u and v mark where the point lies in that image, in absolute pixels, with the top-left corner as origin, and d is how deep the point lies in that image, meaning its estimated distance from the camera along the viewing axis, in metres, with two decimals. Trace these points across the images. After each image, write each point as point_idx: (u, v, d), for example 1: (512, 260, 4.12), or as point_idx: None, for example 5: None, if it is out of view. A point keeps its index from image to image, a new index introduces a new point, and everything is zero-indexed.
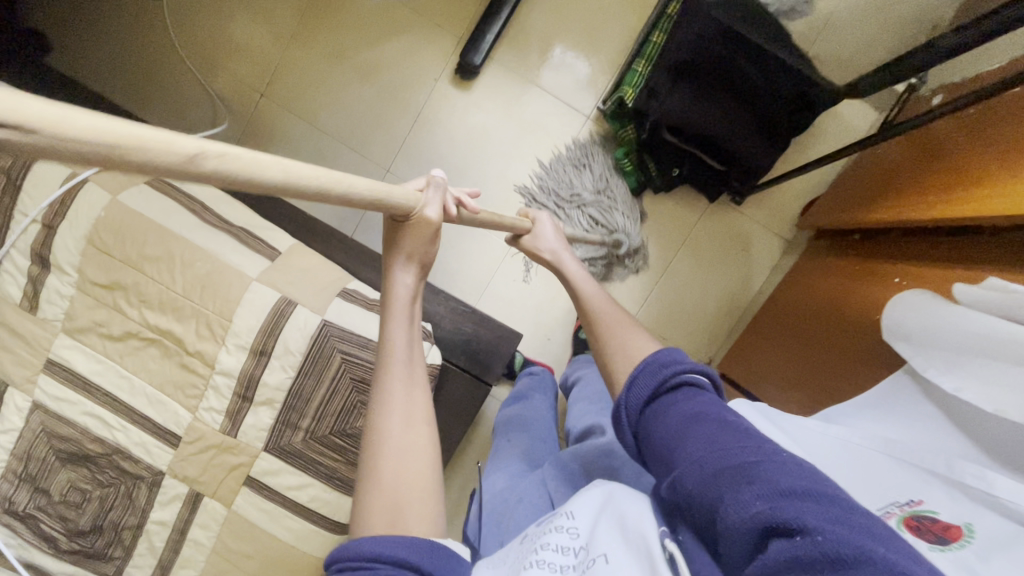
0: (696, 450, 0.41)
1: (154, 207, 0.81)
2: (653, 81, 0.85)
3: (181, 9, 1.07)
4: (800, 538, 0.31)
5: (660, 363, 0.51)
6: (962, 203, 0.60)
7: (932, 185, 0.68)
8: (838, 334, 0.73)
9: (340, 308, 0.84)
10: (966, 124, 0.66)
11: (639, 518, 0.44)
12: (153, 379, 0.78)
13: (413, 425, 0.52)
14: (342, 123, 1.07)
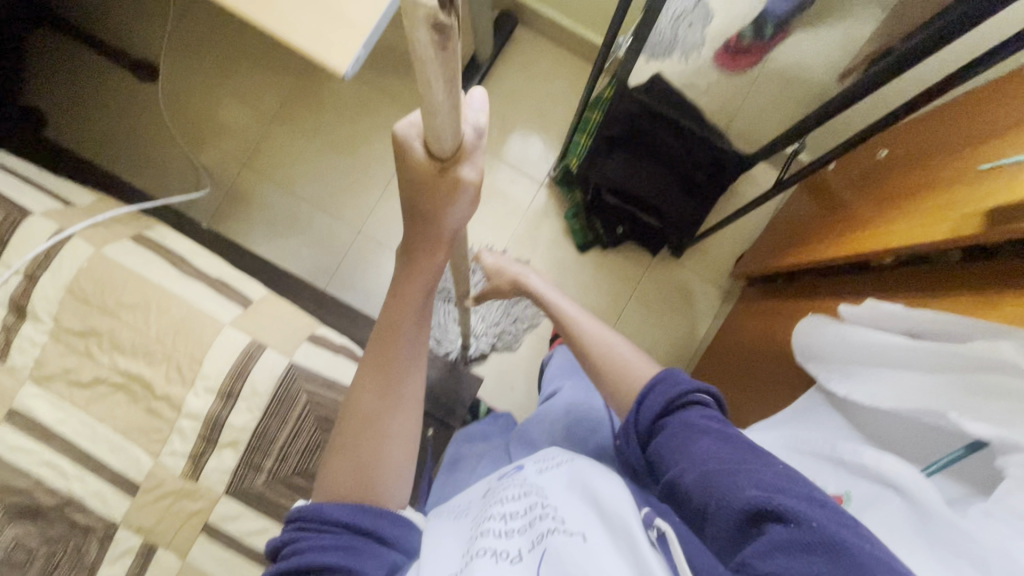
0: (694, 449, 0.48)
1: (134, 258, 0.85)
2: (593, 152, 1.05)
3: (174, 91, 1.24)
4: (796, 525, 0.38)
5: (669, 382, 0.55)
6: (868, 239, 0.72)
7: (846, 229, 0.81)
8: (767, 368, 0.83)
9: (308, 351, 0.85)
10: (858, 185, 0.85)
11: (619, 491, 0.48)
12: (118, 425, 0.80)
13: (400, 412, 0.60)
14: (317, 191, 1.24)
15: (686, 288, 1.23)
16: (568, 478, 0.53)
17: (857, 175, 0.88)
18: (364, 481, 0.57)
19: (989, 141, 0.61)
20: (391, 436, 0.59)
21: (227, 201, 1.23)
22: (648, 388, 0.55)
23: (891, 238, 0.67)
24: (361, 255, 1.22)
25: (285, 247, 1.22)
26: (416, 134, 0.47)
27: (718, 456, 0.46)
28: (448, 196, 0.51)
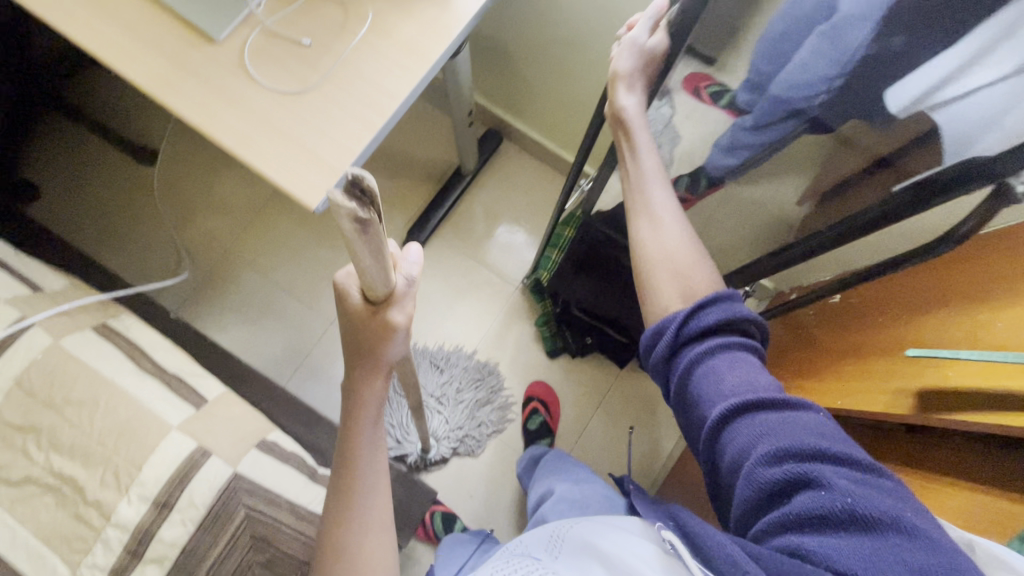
0: (732, 381, 0.49)
1: (91, 351, 0.84)
2: (560, 272, 1.08)
3: (170, 175, 1.29)
4: (825, 491, 0.39)
5: (726, 306, 0.54)
6: (830, 388, 0.73)
7: (813, 371, 0.82)
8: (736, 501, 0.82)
9: (255, 460, 0.83)
10: (828, 327, 0.87)
11: (626, 546, 0.47)
12: (40, 530, 0.76)
13: (370, 530, 0.56)
14: (295, 279, 1.26)
15: (654, 400, 1.23)
16: (570, 544, 0.53)
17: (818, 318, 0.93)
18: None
19: (926, 314, 0.65)
20: (366, 553, 0.55)
21: (204, 283, 1.24)
22: (702, 300, 0.54)
23: (852, 392, 0.68)
24: (330, 346, 1.22)
25: (255, 333, 1.22)
26: (352, 283, 0.47)
27: (756, 398, 0.46)
28: (380, 340, 0.49)
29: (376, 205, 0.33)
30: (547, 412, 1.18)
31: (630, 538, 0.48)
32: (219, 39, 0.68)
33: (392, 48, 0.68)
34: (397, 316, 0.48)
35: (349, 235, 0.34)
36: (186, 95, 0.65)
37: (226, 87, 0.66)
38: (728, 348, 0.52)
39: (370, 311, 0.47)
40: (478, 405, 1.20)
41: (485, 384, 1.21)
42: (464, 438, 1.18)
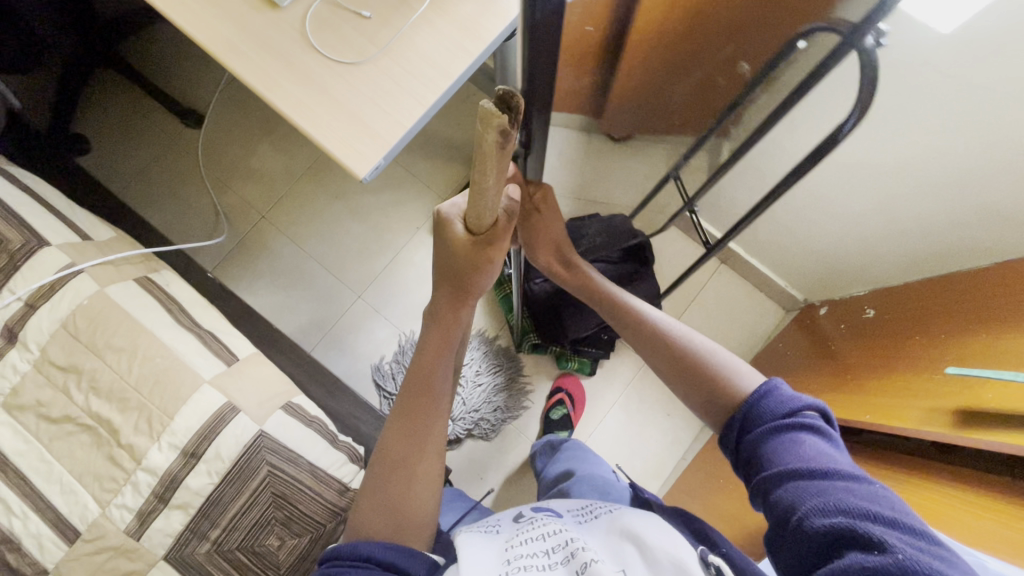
0: (788, 453, 0.50)
1: (133, 302, 0.87)
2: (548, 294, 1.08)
3: (213, 139, 1.32)
4: (878, 551, 0.38)
5: (781, 394, 0.56)
6: (868, 399, 0.73)
7: (854, 382, 0.81)
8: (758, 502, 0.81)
9: (281, 421, 0.85)
10: (874, 342, 0.86)
11: (664, 537, 0.48)
12: (75, 467, 0.79)
13: (424, 453, 0.63)
14: (327, 251, 1.28)
15: (669, 400, 1.23)
16: (601, 524, 0.54)
17: (853, 337, 0.94)
18: (400, 511, 0.60)
19: (970, 333, 0.65)
20: (421, 477, 0.62)
21: (237, 248, 1.27)
22: (754, 398, 0.57)
23: (891, 403, 0.68)
24: (355, 319, 1.24)
25: (285, 300, 1.25)
26: (455, 216, 0.56)
27: (813, 471, 0.47)
28: (478, 266, 0.58)
29: (521, 122, 0.35)
30: (572, 405, 1.18)
31: (678, 540, 0.48)
32: (283, 6, 0.69)
33: (450, 26, 0.69)
34: (495, 249, 0.56)
35: (489, 148, 0.37)
36: (247, 59, 0.67)
37: (286, 54, 0.67)
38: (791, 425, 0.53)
39: (473, 241, 0.55)
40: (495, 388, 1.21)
41: (502, 369, 1.23)
42: (480, 420, 1.19)
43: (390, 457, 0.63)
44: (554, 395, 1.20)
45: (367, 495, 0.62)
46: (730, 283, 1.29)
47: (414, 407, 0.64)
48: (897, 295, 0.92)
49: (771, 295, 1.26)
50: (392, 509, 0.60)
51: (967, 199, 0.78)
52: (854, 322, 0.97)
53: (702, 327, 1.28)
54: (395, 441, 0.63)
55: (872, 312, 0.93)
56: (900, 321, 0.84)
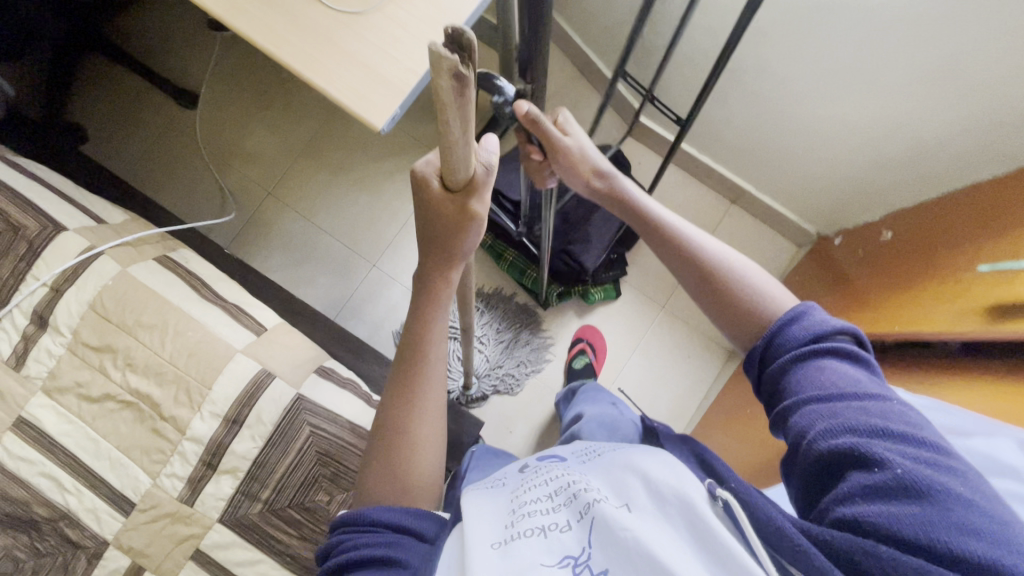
0: (806, 381, 0.51)
1: (157, 280, 0.88)
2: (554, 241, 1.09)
3: (212, 118, 1.30)
4: (877, 469, 0.41)
5: (802, 320, 0.56)
6: (894, 317, 0.76)
7: (877, 303, 0.83)
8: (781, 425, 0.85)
9: (315, 384, 0.87)
10: (890, 264, 0.88)
11: (667, 465, 0.46)
12: (121, 442, 0.82)
13: (426, 418, 0.64)
14: (337, 222, 1.28)
15: (687, 342, 1.24)
16: (601, 460, 0.53)
17: (872, 261, 0.95)
18: (405, 476, 0.62)
19: (985, 240, 0.68)
20: (424, 441, 0.64)
21: (247, 225, 1.27)
22: (782, 322, 0.57)
23: (918, 316, 0.70)
24: (371, 287, 1.25)
25: (300, 274, 1.25)
26: (433, 171, 0.52)
27: (830, 394, 0.49)
28: (460, 226, 0.55)
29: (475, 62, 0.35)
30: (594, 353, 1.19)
31: (683, 471, 0.45)
32: None
33: None
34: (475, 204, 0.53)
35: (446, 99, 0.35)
36: (251, 16, 0.66)
37: (291, 8, 0.66)
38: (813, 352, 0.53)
39: (452, 199, 0.52)
40: (515, 344, 1.23)
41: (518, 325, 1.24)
42: (502, 377, 1.21)
43: (392, 424, 0.64)
44: (575, 346, 1.21)
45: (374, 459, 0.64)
46: (742, 223, 1.29)
47: (412, 372, 0.65)
48: (905, 216, 0.94)
49: (784, 231, 1.26)
50: (399, 474, 0.62)
51: (975, 113, 0.78)
52: (872, 243, 0.97)
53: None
54: (393, 409, 0.64)
55: (890, 233, 0.94)
56: (914, 241, 0.86)
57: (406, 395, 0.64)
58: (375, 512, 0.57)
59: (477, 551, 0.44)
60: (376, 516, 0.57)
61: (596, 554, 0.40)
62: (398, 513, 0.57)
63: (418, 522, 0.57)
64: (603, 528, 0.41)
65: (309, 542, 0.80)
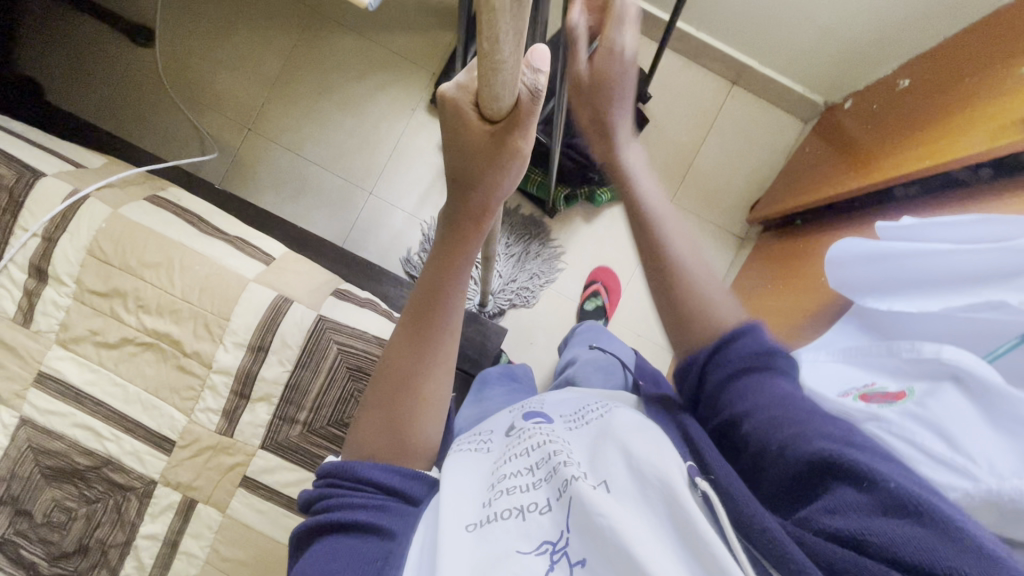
0: (754, 394, 0.45)
1: (153, 218, 0.84)
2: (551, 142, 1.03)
3: (175, 54, 1.21)
4: (867, 485, 0.35)
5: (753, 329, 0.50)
6: (915, 158, 0.76)
7: (893, 153, 0.82)
8: (800, 291, 0.87)
9: (334, 306, 0.85)
10: (902, 114, 0.86)
11: (653, 445, 0.44)
12: (148, 384, 0.80)
13: (438, 372, 0.55)
14: (326, 152, 1.22)
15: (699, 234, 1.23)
16: (591, 427, 0.51)
17: (886, 114, 0.91)
18: (406, 434, 0.53)
19: (1012, 62, 0.67)
20: (429, 401, 0.54)
21: (232, 166, 1.20)
22: (724, 332, 0.51)
23: (947, 151, 0.70)
24: (372, 215, 1.21)
25: (295, 210, 1.20)
26: (467, 98, 0.46)
27: (789, 403, 0.43)
28: (499, 162, 0.50)
29: None
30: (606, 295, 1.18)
31: (670, 453, 0.43)
32: None
33: None
34: (517, 140, 0.48)
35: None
36: None
37: None
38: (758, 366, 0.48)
39: (489, 131, 0.47)
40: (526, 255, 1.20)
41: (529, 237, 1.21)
42: (518, 289, 1.19)
43: (397, 370, 0.54)
44: (586, 288, 1.20)
45: (370, 409, 0.54)
46: (745, 105, 1.24)
47: (425, 317, 0.55)
48: (913, 62, 0.91)
49: (790, 107, 1.22)
50: (399, 434, 0.52)
51: None
52: (884, 97, 0.94)
53: (723, 155, 1.24)
54: (397, 357, 0.55)
55: (905, 82, 0.90)
56: (926, 85, 0.84)
57: (416, 340, 0.55)
58: (357, 469, 0.51)
59: (451, 532, 0.44)
60: (357, 473, 0.50)
61: (573, 540, 0.40)
62: (385, 471, 0.51)
63: (406, 483, 0.51)
64: (579, 511, 0.40)
65: None
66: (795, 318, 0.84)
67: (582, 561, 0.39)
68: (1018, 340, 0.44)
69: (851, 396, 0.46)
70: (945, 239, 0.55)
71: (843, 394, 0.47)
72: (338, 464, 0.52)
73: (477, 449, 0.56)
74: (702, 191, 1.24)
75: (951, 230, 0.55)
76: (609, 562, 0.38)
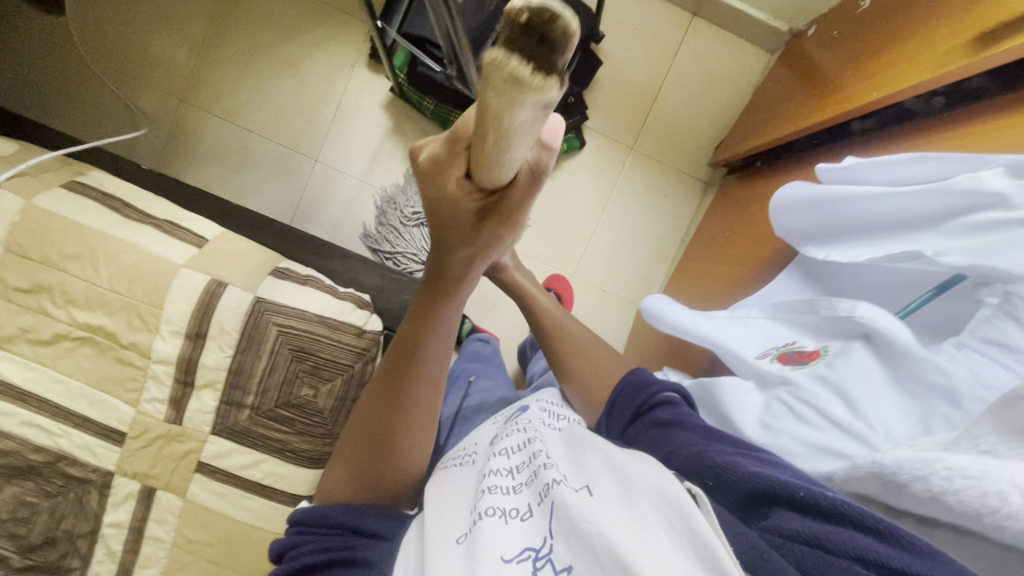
0: (669, 432, 0.50)
1: (71, 207, 0.79)
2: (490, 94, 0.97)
3: (91, 23, 1.12)
4: (804, 499, 0.37)
5: (635, 388, 0.58)
6: (866, 90, 0.71)
7: (847, 84, 0.77)
8: (753, 241, 0.84)
9: (273, 285, 0.82)
10: (861, 39, 0.79)
11: (634, 455, 0.45)
12: (90, 378, 0.79)
13: (418, 426, 0.51)
14: (265, 120, 1.15)
15: (662, 182, 1.18)
16: (568, 434, 0.52)
17: (846, 39, 0.84)
18: (381, 481, 0.52)
19: None
20: (407, 452, 0.52)
21: (167, 142, 1.14)
22: (621, 389, 0.60)
23: (896, 81, 0.65)
24: (319, 184, 1.16)
25: (239, 185, 1.15)
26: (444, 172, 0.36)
27: (707, 438, 0.47)
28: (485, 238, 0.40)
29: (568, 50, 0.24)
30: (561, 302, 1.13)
31: (656, 462, 0.43)
32: None
33: None
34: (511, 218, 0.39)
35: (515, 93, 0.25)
36: None
37: None
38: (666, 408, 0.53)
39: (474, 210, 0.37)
40: None
41: None
42: None
43: (371, 424, 0.51)
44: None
45: (342, 454, 0.53)
46: (706, 39, 1.16)
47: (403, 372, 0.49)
48: None
49: (752, 37, 1.14)
50: (373, 484, 0.51)
51: None
52: (846, 20, 0.87)
53: (684, 95, 1.17)
54: (370, 414, 0.51)
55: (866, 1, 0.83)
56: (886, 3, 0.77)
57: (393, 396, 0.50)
58: (328, 514, 0.51)
59: (441, 546, 0.43)
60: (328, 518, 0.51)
61: (558, 546, 0.39)
62: (355, 514, 0.51)
63: (378, 523, 0.51)
64: (562, 515, 0.39)
65: (306, 436, 0.80)
66: (749, 269, 0.82)
67: (568, 568, 0.37)
68: (934, 293, 0.46)
69: (770, 357, 0.52)
70: (883, 180, 0.52)
71: (765, 354, 0.53)
72: (311, 510, 0.52)
73: (460, 463, 0.56)
74: (664, 135, 1.18)
75: (891, 169, 0.51)
76: (599, 567, 0.36)
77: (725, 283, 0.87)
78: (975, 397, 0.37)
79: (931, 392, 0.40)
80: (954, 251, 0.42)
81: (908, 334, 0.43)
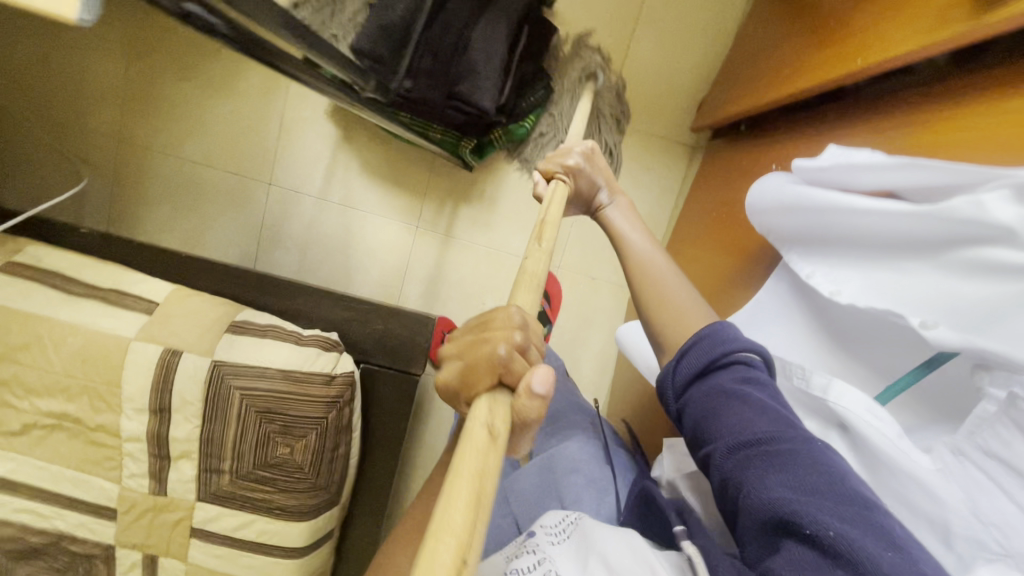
0: (714, 417, 0.43)
1: (10, 292, 0.76)
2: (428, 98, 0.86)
3: (11, 73, 1.05)
4: (817, 549, 0.33)
5: (714, 339, 0.47)
6: (848, 48, 0.60)
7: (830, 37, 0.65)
8: (739, 226, 0.76)
9: (232, 343, 0.78)
10: None
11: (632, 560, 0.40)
12: (69, 461, 0.78)
13: None
14: (210, 149, 1.08)
15: (644, 152, 1.08)
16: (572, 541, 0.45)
17: None
18: None
19: None
20: None
21: (117, 188, 1.09)
22: (694, 336, 0.49)
23: (883, 39, 0.54)
24: (279, 210, 1.10)
25: (199, 222, 1.10)
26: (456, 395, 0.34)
27: (757, 436, 0.40)
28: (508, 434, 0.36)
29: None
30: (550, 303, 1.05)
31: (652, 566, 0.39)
32: None
33: None
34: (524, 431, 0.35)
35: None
36: None
37: None
38: (726, 378, 0.45)
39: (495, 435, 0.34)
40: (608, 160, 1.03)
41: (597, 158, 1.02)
42: (455, 258, 1.10)
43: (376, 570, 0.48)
44: None
45: None
46: None
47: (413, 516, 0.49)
48: None
49: None
50: None
51: None
52: None
53: (658, 51, 1.04)
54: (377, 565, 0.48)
55: None
56: None
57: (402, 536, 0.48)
58: None
59: None
60: None
61: None
62: None
63: None
64: None
65: (292, 492, 0.79)
66: (734, 263, 0.75)
67: None
68: (918, 370, 0.44)
69: None
70: (873, 181, 0.45)
71: None
72: None
73: None
74: (640, 100, 1.06)
75: (883, 174, 0.44)
76: None
77: (713, 276, 0.80)
78: (968, 536, 0.35)
79: (923, 521, 0.39)
80: (950, 318, 0.38)
81: (892, 426, 0.41)
